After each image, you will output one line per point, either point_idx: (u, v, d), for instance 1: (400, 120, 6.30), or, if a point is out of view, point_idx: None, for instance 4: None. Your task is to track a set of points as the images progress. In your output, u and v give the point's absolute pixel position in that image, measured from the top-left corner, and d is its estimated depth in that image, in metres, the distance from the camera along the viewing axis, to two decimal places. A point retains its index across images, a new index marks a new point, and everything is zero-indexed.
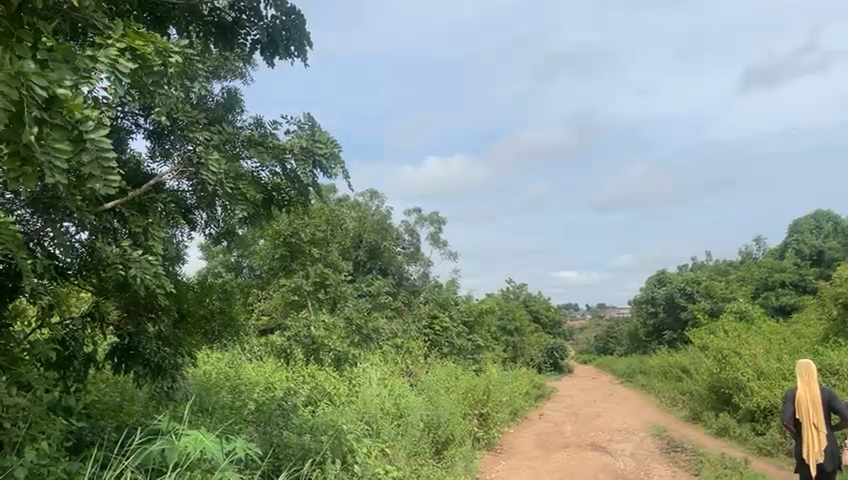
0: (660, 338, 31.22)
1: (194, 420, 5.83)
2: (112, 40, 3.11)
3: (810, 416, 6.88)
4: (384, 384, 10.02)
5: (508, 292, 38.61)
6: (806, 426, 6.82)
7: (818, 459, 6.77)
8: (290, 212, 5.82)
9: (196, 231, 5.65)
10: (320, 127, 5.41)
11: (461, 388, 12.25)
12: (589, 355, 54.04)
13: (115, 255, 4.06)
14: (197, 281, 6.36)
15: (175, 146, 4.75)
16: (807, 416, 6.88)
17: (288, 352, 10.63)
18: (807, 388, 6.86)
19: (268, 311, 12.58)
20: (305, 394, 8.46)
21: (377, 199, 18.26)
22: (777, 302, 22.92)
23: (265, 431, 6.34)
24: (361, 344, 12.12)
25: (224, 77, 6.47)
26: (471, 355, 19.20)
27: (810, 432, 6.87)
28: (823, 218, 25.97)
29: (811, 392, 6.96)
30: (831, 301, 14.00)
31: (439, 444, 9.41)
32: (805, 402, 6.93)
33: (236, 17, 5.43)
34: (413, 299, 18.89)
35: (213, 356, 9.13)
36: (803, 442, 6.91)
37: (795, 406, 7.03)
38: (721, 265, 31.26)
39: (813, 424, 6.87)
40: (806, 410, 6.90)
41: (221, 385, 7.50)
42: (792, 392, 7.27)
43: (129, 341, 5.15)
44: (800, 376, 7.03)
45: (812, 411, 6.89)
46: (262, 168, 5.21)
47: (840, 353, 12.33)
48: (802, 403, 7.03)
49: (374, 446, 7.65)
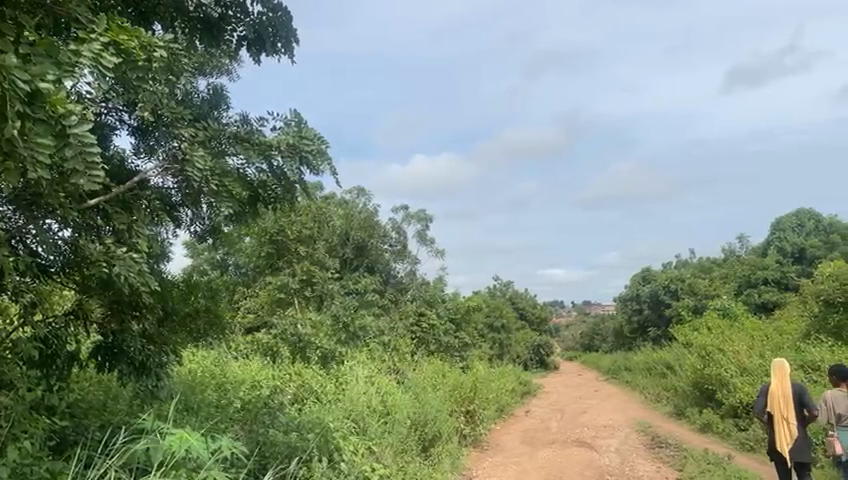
0: (645, 335, 31.47)
1: (179, 419, 5.79)
2: (95, 34, 3.08)
3: (782, 411, 7.04)
4: (371, 382, 10.02)
5: (494, 290, 38.74)
6: (778, 420, 6.98)
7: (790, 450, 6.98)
8: (277, 210, 5.79)
9: (182, 228, 5.60)
10: (306, 124, 5.39)
11: (447, 385, 12.28)
12: (575, 352, 54.40)
13: (99, 252, 4.01)
14: (182, 279, 6.32)
15: (159, 143, 4.71)
16: (778, 410, 7.04)
17: (274, 350, 10.57)
18: (778, 385, 7.03)
19: (254, 309, 12.51)
20: (292, 392, 8.43)
21: (364, 196, 18.22)
22: (760, 299, 23.19)
23: (252, 430, 6.32)
24: (348, 342, 12.10)
25: (209, 74, 6.41)
26: (458, 353, 19.24)
27: (782, 426, 7.03)
28: (804, 216, 26.30)
29: (782, 389, 7.12)
30: (813, 298, 14.20)
31: (426, 441, 9.42)
32: (778, 398, 7.09)
33: (222, 13, 5.39)
34: (400, 296, 18.88)
35: (199, 354, 9.07)
36: (776, 435, 7.08)
37: (768, 401, 7.20)
38: (705, 262, 31.57)
39: (785, 417, 7.03)
40: (778, 406, 7.07)
41: (207, 384, 7.45)
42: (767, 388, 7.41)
43: (114, 339, 5.10)
44: (773, 373, 7.20)
45: (782, 405, 7.04)
46: (248, 165, 5.18)
47: (821, 350, 12.51)
48: (774, 398, 7.20)
49: (361, 444, 7.65)
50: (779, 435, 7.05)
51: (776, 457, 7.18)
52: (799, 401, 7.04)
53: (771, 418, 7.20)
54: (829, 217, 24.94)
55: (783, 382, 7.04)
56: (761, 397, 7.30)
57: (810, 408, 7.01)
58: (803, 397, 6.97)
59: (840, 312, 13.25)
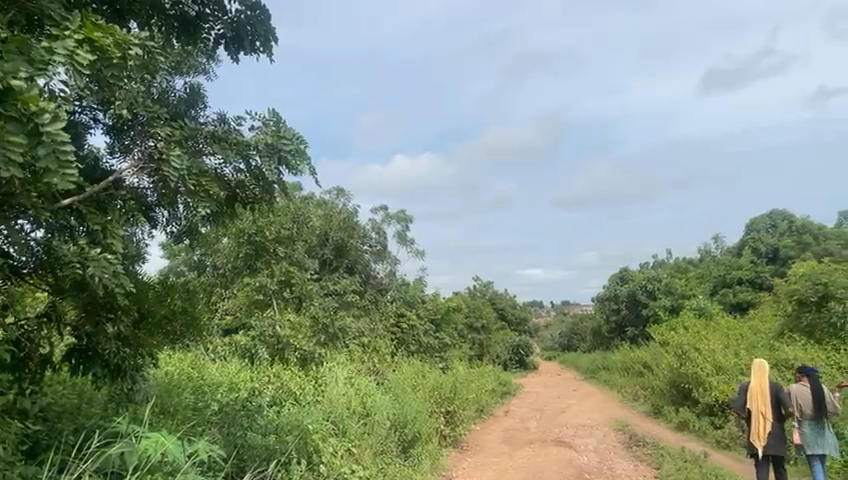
0: (623, 334, 31.79)
1: (155, 422, 5.72)
2: (69, 31, 3.03)
3: (760, 408, 7.17)
4: (351, 383, 9.98)
5: (474, 290, 38.84)
6: (756, 416, 7.11)
7: (764, 444, 7.12)
8: (255, 210, 5.74)
9: (158, 228, 5.53)
10: (284, 123, 5.35)
11: (427, 386, 12.28)
12: (554, 352, 54.81)
13: (72, 253, 3.93)
14: (158, 280, 6.23)
15: (135, 142, 4.62)
16: (756, 407, 7.17)
17: (253, 352, 10.48)
18: (758, 383, 7.13)
19: (232, 310, 12.38)
20: (271, 393, 8.36)
21: (344, 196, 18.15)
22: (734, 299, 23.55)
23: (229, 432, 6.25)
24: (327, 344, 12.05)
25: (187, 73, 6.33)
26: (438, 353, 19.25)
27: (759, 422, 7.16)
28: (778, 216, 26.76)
29: (761, 387, 7.23)
30: (786, 298, 14.45)
31: (406, 442, 9.40)
32: (757, 396, 7.20)
33: (198, 11, 5.33)
34: (380, 297, 18.86)
35: (175, 356, 8.95)
36: (752, 429, 7.22)
37: (746, 398, 7.31)
38: (681, 262, 32.01)
39: (762, 413, 7.16)
40: (757, 403, 7.19)
41: (184, 386, 7.36)
42: (745, 385, 7.54)
43: (88, 341, 5.01)
44: (753, 370, 7.31)
45: (759, 401, 7.18)
46: (226, 164, 5.13)
47: (794, 349, 12.75)
48: (753, 394, 7.31)
49: (340, 445, 7.63)
50: (755, 430, 7.19)
51: (751, 450, 7.32)
52: (776, 398, 7.17)
53: (749, 414, 7.32)
54: (802, 218, 25.44)
55: (762, 380, 7.15)
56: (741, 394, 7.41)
57: (786, 405, 7.17)
58: (781, 395, 7.11)
59: (813, 311, 13.53)
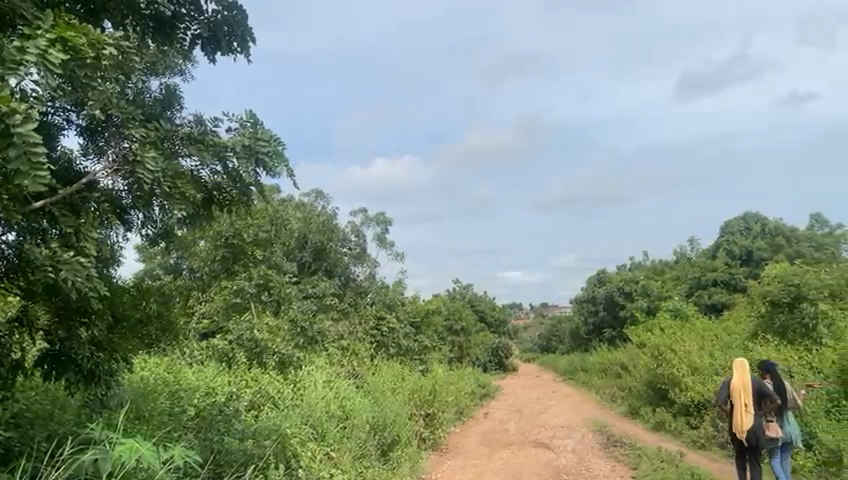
0: (600, 335, 32.05)
1: (130, 428, 5.63)
2: (41, 29, 3.01)
3: (743, 401, 7.35)
4: (330, 387, 9.92)
5: (454, 292, 38.92)
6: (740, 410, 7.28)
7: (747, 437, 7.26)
8: (232, 212, 5.69)
9: (133, 230, 5.45)
10: (262, 125, 5.30)
11: (407, 389, 12.26)
12: (533, 353, 55.13)
13: (44, 257, 3.86)
14: (133, 283, 6.14)
15: (110, 143, 4.55)
16: (739, 401, 7.33)
17: (230, 355, 10.38)
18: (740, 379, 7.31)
19: (209, 314, 12.24)
20: (248, 398, 8.28)
21: (322, 199, 18.07)
22: (710, 300, 23.89)
23: (206, 437, 6.17)
24: (306, 347, 11.98)
25: (162, 73, 6.25)
26: (418, 356, 19.24)
27: (743, 416, 7.33)
28: (751, 219, 27.20)
29: (743, 381, 7.41)
30: (760, 299, 14.71)
31: (385, 445, 9.37)
32: (740, 390, 7.37)
33: (174, 11, 5.28)
34: (360, 299, 18.81)
35: (151, 361, 8.82)
36: (736, 423, 7.38)
37: (729, 393, 7.48)
38: (657, 264, 32.41)
39: (745, 407, 7.35)
40: (740, 397, 7.36)
41: (160, 391, 7.26)
42: (728, 381, 7.71)
43: (60, 346, 4.91)
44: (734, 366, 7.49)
45: (741, 395, 7.35)
46: (202, 166, 5.07)
47: (768, 349, 12.96)
48: (735, 389, 7.49)
49: (319, 449, 7.59)
50: (739, 424, 7.35)
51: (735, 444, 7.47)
52: (758, 392, 7.37)
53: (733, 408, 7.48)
54: (775, 220, 25.91)
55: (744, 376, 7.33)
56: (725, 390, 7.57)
57: (767, 399, 7.38)
58: (763, 389, 7.31)
59: (786, 312, 13.77)
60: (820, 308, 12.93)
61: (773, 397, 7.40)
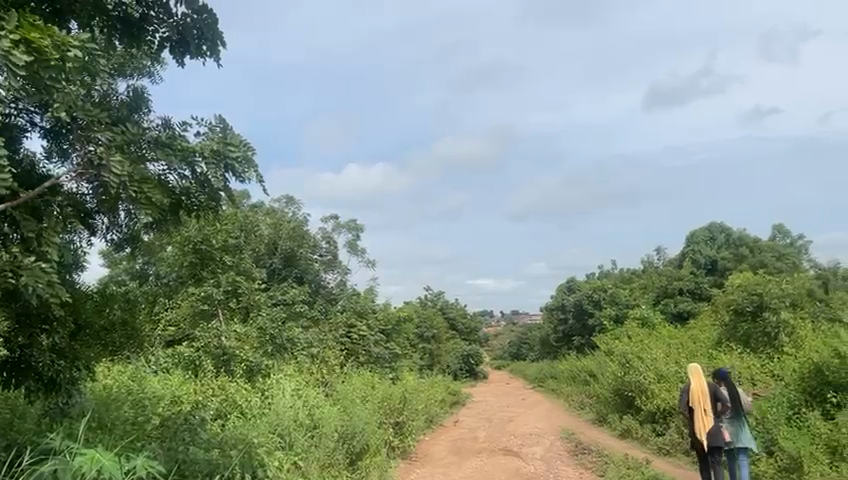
0: (569, 343, 32.35)
1: (91, 438, 5.50)
2: (5, 31, 2.99)
3: (703, 405, 7.55)
4: (298, 395, 9.81)
5: (425, 300, 38.94)
6: (701, 414, 7.46)
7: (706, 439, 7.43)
8: (200, 218, 5.62)
9: (97, 235, 5.35)
10: (231, 130, 5.25)
11: (377, 397, 12.19)
12: (503, 361, 55.39)
13: (4, 262, 3.74)
14: (97, 289, 6.02)
15: (75, 146, 4.45)
16: (697, 404, 7.54)
17: (197, 363, 10.22)
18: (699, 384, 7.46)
19: (175, 321, 11.98)
20: (214, 407, 8.15)
21: (293, 205, 17.95)
22: (676, 309, 24.33)
23: (170, 447, 6.06)
24: (274, 355, 11.86)
25: (130, 75, 6.15)
26: (389, 364, 19.17)
27: (703, 419, 7.53)
28: (716, 229, 27.82)
29: (702, 386, 7.61)
30: (724, 308, 15.02)
31: (353, 454, 9.29)
32: (699, 395, 7.56)
33: (143, 13, 5.21)
34: (330, 307, 18.77)
35: (114, 369, 8.63)
36: (697, 426, 7.57)
37: (688, 397, 7.66)
38: (625, 273, 32.91)
39: (704, 410, 7.56)
40: (699, 401, 7.55)
41: (123, 399, 7.10)
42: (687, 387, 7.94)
43: (20, 353, 4.76)
44: (690, 372, 7.70)
45: (699, 398, 7.56)
46: (170, 171, 5.01)
47: (731, 357, 13.23)
48: (694, 394, 7.69)
49: (286, 459, 7.50)
50: (700, 427, 7.54)
51: (695, 446, 7.67)
52: (715, 395, 7.61)
53: (692, 412, 7.67)
54: (739, 230, 26.52)
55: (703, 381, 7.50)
56: (684, 395, 7.73)
57: (723, 401, 7.63)
58: (720, 392, 7.54)
59: (749, 320, 14.08)
60: (781, 317, 13.26)
61: (728, 400, 7.67)
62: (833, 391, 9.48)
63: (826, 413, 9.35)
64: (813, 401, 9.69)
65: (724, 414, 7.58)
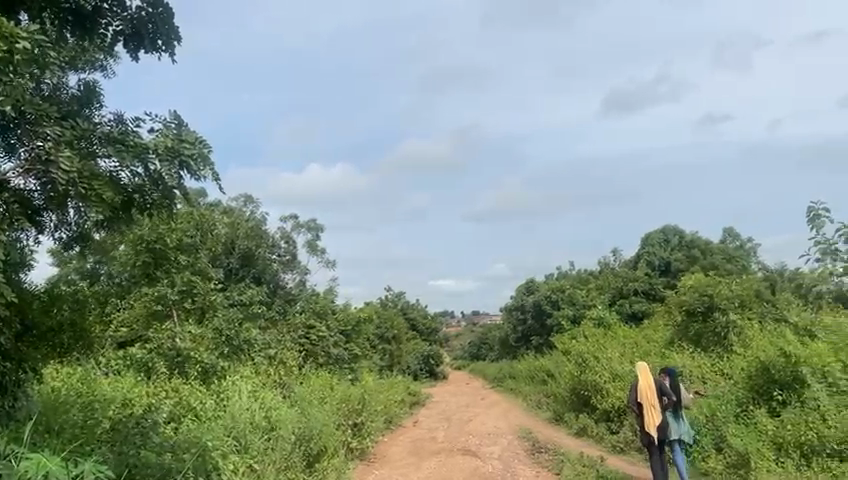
0: (528, 343, 32.72)
1: (37, 442, 5.31)
2: None
3: (649, 401, 7.96)
4: (255, 397, 9.67)
5: (385, 301, 38.86)
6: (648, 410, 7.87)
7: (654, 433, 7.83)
8: (153, 216, 5.49)
9: (45, 233, 5.18)
10: (186, 127, 5.15)
11: (335, 399, 12.10)
12: (463, 361, 55.72)
13: None
14: (44, 289, 5.82)
15: (21, 141, 4.29)
16: (646, 400, 7.93)
17: (149, 366, 9.93)
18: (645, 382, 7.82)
19: (128, 322, 11.62)
20: (168, 410, 7.96)
21: (251, 204, 17.70)
22: (631, 309, 24.89)
23: (121, 452, 5.90)
24: (231, 356, 11.65)
25: (81, 69, 5.98)
26: (348, 364, 19.06)
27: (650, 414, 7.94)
28: (669, 231, 28.55)
29: (648, 382, 8.03)
30: (677, 309, 15.42)
31: (310, 457, 9.21)
32: (646, 391, 7.95)
33: (95, 5, 5.06)
34: (289, 307, 18.55)
35: (62, 371, 8.35)
36: (644, 421, 7.96)
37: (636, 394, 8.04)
38: (583, 273, 33.49)
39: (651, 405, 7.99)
40: (646, 397, 7.95)
41: (72, 402, 6.88)
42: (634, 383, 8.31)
43: None
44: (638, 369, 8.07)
45: (647, 394, 7.95)
46: (122, 168, 4.89)
47: (683, 356, 13.58)
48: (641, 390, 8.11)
49: (241, 462, 7.39)
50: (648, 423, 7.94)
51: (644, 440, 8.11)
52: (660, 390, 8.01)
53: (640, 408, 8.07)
54: (691, 233, 27.27)
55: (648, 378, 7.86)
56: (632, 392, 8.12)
57: (668, 396, 8.08)
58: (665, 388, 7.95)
59: (700, 320, 14.48)
60: (730, 318, 13.69)
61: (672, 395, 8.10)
62: (779, 389, 9.82)
63: (771, 410, 9.69)
64: (760, 399, 10.03)
65: (670, 408, 8.03)
